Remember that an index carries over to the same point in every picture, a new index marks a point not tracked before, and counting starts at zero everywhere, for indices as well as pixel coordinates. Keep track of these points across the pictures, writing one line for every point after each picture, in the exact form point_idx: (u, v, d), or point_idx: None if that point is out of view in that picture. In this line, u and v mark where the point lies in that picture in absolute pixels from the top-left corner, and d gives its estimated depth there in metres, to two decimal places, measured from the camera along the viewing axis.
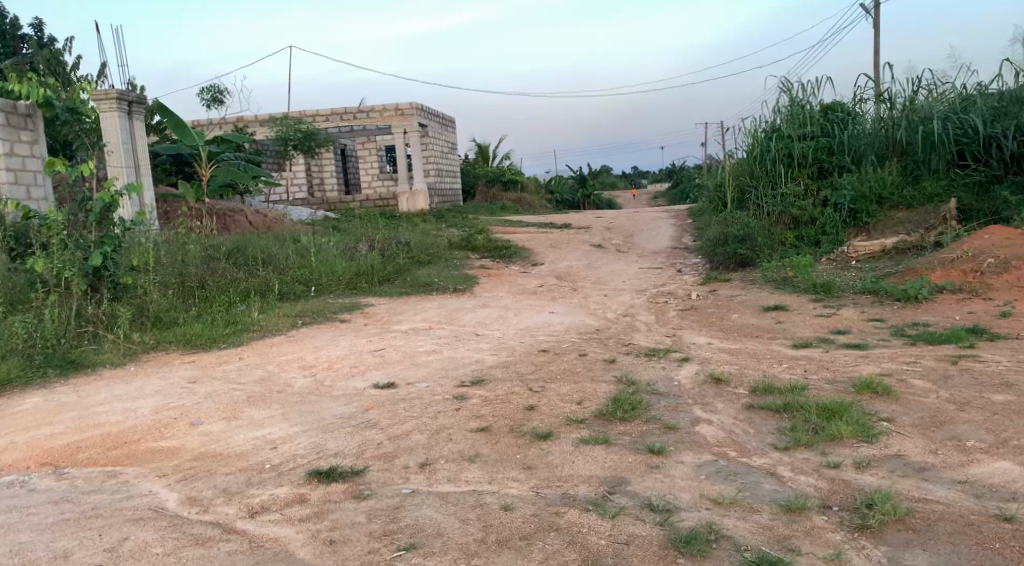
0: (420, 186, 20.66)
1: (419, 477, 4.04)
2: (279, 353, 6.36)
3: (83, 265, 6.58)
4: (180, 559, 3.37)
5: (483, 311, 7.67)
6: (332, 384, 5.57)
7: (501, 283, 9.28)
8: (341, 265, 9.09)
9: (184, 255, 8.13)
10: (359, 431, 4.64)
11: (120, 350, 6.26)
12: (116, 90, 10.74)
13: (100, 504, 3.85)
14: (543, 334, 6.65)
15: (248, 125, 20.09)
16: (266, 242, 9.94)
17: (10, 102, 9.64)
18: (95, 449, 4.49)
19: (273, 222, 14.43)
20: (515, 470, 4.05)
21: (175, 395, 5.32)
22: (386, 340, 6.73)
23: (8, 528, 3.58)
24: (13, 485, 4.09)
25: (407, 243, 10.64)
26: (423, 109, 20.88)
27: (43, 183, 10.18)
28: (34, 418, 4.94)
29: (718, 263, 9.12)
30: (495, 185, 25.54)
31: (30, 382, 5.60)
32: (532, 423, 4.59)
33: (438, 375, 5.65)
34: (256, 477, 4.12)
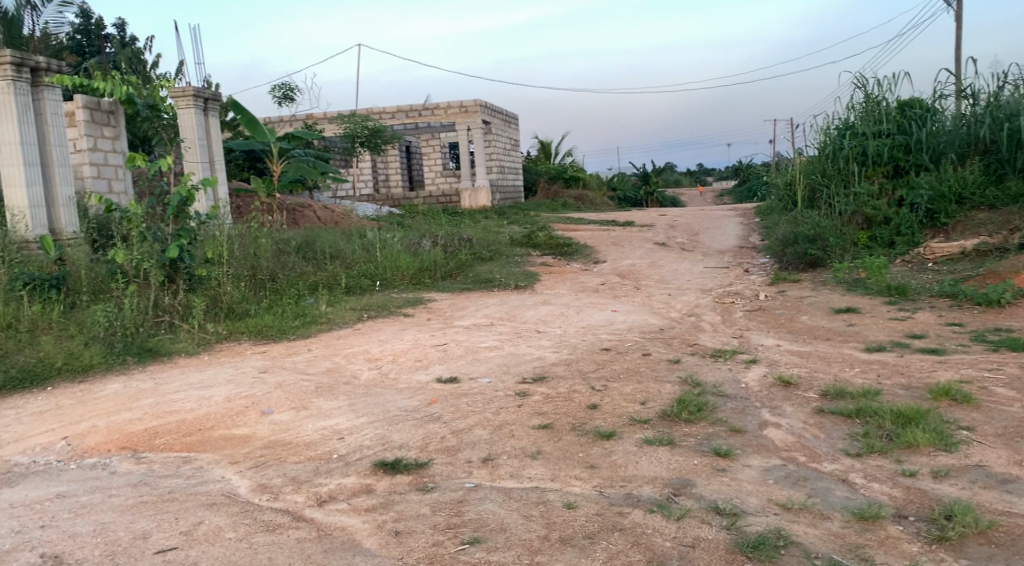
0: (482, 181, 20.81)
1: (483, 472, 4.08)
2: (346, 345, 6.48)
3: (161, 257, 6.82)
4: (253, 544, 3.44)
5: (545, 308, 7.70)
6: (397, 377, 5.66)
7: (564, 280, 9.28)
8: (405, 260, 9.18)
9: (256, 247, 8.25)
10: (423, 424, 4.71)
11: (194, 339, 6.46)
12: (193, 88, 11.07)
13: (175, 488, 3.97)
14: (605, 333, 6.63)
15: (317, 121, 20.45)
16: (334, 236, 10.13)
17: (94, 99, 9.99)
18: (171, 435, 4.64)
19: (340, 218, 14.68)
20: (578, 469, 4.05)
21: (247, 384, 5.46)
22: (448, 334, 6.80)
23: (91, 508, 3.70)
24: (96, 467, 4.25)
25: (470, 239, 10.75)
26: (487, 105, 20.98)
27: (124, 177, 10.58)
28: (114, 403, 5.13)
29: (787, 263, 8.98)
30: (557, 182, 25.60)
31: (111, 368, 5.80)
32: (595, 422, 4.59)
33: (500, 371, 5.70)
34: (324, 467, 4.21)
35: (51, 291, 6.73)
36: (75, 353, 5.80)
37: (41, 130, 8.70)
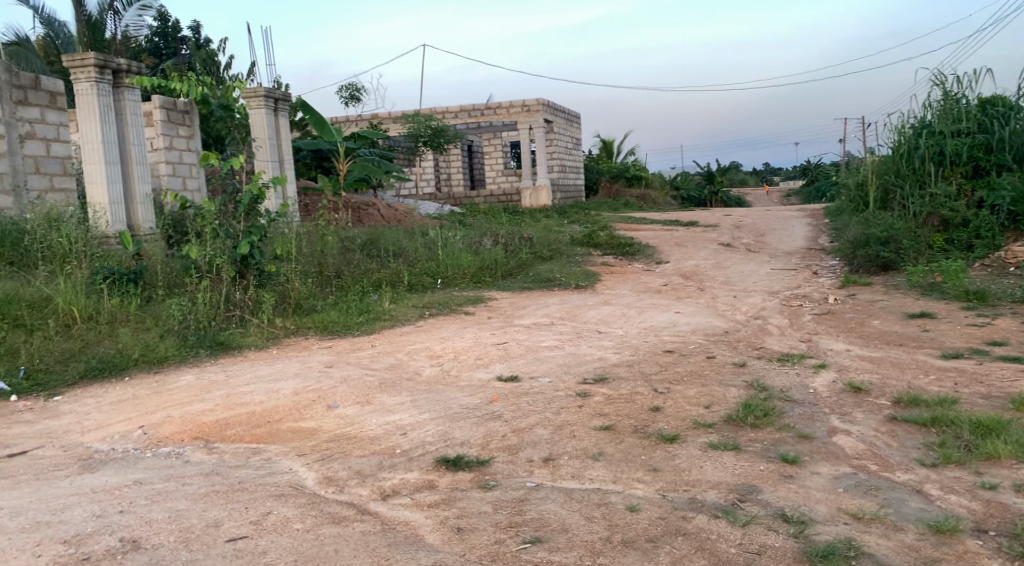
0: (544, 180, 20.84)
1: (544, 471, 4.10)
2: (408, 342, 6.56)
3: (232, 253, 7.00)
4: (320, 535, 3.50)
5: (607, 308, 7.69)
6: (458, 375, 5.71)
7: (626, 281, 9.24)
8: (466, 259, 9.25)
9: (323, 245, 8.60)
10: (484, 422, 4.74)
11: (264, 334, 6.62)
12: (264, 88, 11.35)
13: (245, 478, 4.07)
14: (668, 334, 6.59)
15: (382, 121, 20.70)
16: (396, 234, 10.29)
17: (171, 100, 10.29)
18: (240, 427, 4.76)
19: (403, 216, 14.85)
20: (641, 471, 4.04)
21: (314, 378, 5.58)
22: (509, 333, 6.83)
23: (166, 495, 3.82)
24: (170, 456, 4.38)
25: (531, 238, 10.79)
26: (550, 104, 20.99)
27: (197, 175, 10.88)
28: (187, 394, 5.28)
29: (857, 265, 8.81)
30: (618, 181, 25.52)
31: (185, 360, 5.98)
32: (658, 424, 4.57)
33: (561, 370, 5.71)
34: (387, 461, 4.27)
35: (129, 285, 6.88)
36: (151, 346, 5.98)
37: (121, 129, 8.99)
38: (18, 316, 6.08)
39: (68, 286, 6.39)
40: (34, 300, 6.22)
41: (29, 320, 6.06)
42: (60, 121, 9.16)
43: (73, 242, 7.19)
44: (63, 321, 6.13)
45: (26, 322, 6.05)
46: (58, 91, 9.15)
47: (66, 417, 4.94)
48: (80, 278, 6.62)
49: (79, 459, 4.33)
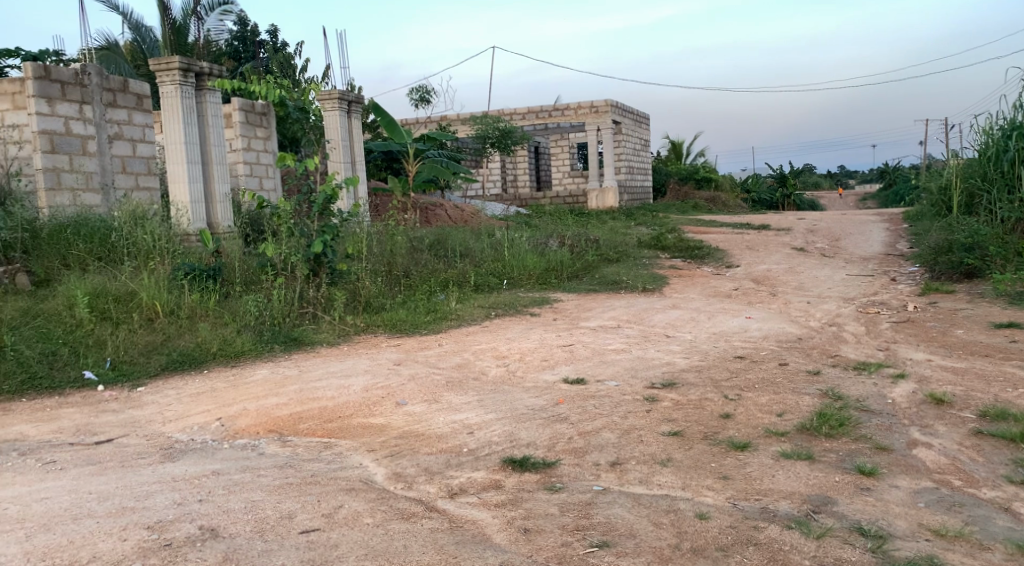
0: (610, 182, 20.75)
1: (611, 475, 4.08)
2: (474, 342, 6.60)
3: (306, 251, 7.17)
4: (389, 530, 3.54)
5: (675, 312, 7.60)
6: (524, 376, 5.72)
7: (694, 284, 9.13)
8: (532, 260, 9.26)
9: (393, 244, 8.73)
10: (550, 424, 4.74)
11: (335, 330, 6.75)
12: (338, 91, 11.57)
13: (318, 471, 4.15)
14: (738, 340, 6.49)
15: (451, 123, 20.89)
16: (464, 235, 10.36)
17: (249, 102, 10.58)
18: (313, 421, 4.85)
19: (469, 217, 14.98)
20: (710, 479, 3.99)
21: (383, 375, 5.65)
22: (575, 335, 6.82)
23: (242, 486, 3.91)
24: (246, 448, 4.49)
25: (597, 241, 10.76)
26: (618, 105, 20.88)
27: (273, 175, 11.18)
28: (263, 388, 5.41)
29: (939, 272, 8.53)
30: (687, 183, 25.28)
31: (260, 355, 6.13)
32: (728, 432, 4.51)
33: (628, 374, 5.66)
34: (455, 460, 4.31)
35: (209, 281, 7.07)
36: (228, 341, 6.15)
37: (202, 131, 9.28)
38: (105, 309, 6.31)
39: (152, 281, 6.60)
40: (120, 294, 6.44)
41: (115, 313, 6.28)
42: (146, 122, 9.48)
43: (157, 239, 7.42)
44: (146, 316, 6.34)
45: (112, 315, 6.27)
46: (144, 93, 9.45)
47: (149, 408, 5.10)
48: (163, 274, 6.84)
49: (161, 448, 4.47)
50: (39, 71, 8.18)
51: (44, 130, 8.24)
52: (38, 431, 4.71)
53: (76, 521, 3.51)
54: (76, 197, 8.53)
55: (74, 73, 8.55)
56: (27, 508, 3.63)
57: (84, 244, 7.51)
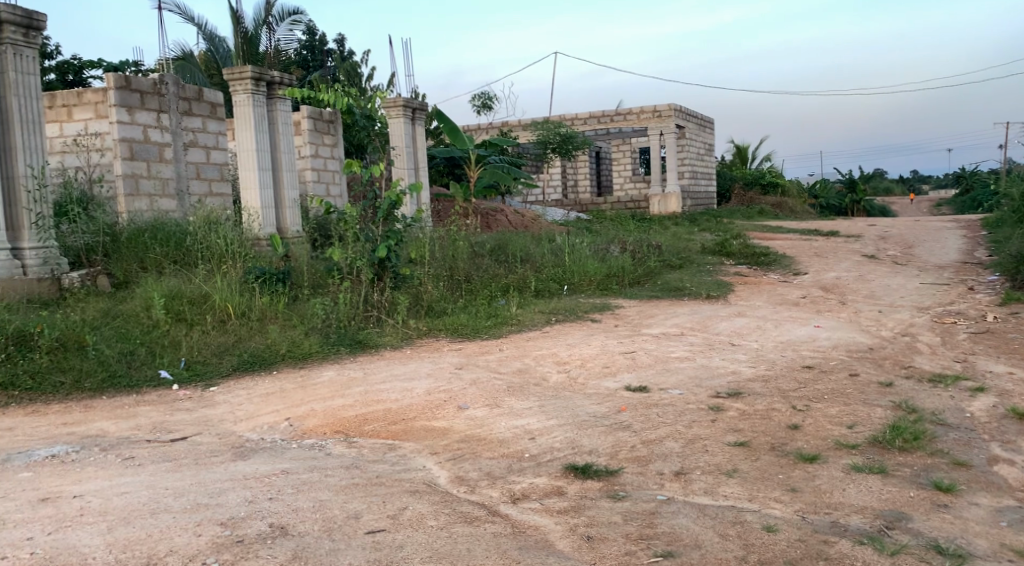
0: (673, 187, 20.61)
1: (675, 485, 4.03)
2: (535, 347, 6.60)
3: (371, 256, 7.27)
4: (453, 533, 3.55)
5: (740, 320, 7.49)
6: (585, 382, 5.70)
7: (760, 292, 8.99)
8: (593, 266, 9.22)
9: (455, 249, 8.81)
10: (612, 432, 4.71)
11: (398, 333, 6.82)
12: (403, 98, 11.71)
13: (383, 473, 4.20)
14: (806, 349, 6.37)
15: (512, 129, 20.95)
16: (525, 240, 10.38)
17: (317, 109, 10.80)
18: (377, 423, 4.91)
19: (530, 223, 15.00)
20: (778, 491, 3.92)
21: (445, 379, 5.69)
22: (637, 342, 6.77)
23: (310, 486, 3.98)
24: (314, 448, 4.56)
25: (659, 248, 10.68)
26: (681, 109, 20.70)
27: (339, 181, 11.40)
28: (329, 389, 5.50)
29: (1020, 282, 8.25)
30: (752, 189, 24.93)
31: (326, 357, 6.22)
32: (796, 443, 4.42)
33: (692, 383, 5.59)
34: (517, 465, 4.31)
35: (279, 284, 7.22)
36: (297, 342, 6.27)
37: (273, 139, 9.49)
38: (180, 311, 6.47)
39: (224, 284, 6.76)
40: (195, 297, 6.60)
41: (190, 315, 6.44)
42: (219, 130, 9.74)
43: (229, 243, 7.62)
44: (219, 317, 6.49)
45: (187, 317, 6.42)
46: (218, 102, 9.71)
47: (221, 407, 5.23)
48: (235, 277, 7.00)
49: (232, 446, 4.57)
50: (121, 82, 8.46)
51: (124, 137, 8.51)
52: (116, 428, 4.85)
53: (153, 515, 3.60)
54: (153, 203, 8.79)
55: (152, 82, 8.82)
56: (108, 502, 3.74)
57: (161, 248, 7.72)
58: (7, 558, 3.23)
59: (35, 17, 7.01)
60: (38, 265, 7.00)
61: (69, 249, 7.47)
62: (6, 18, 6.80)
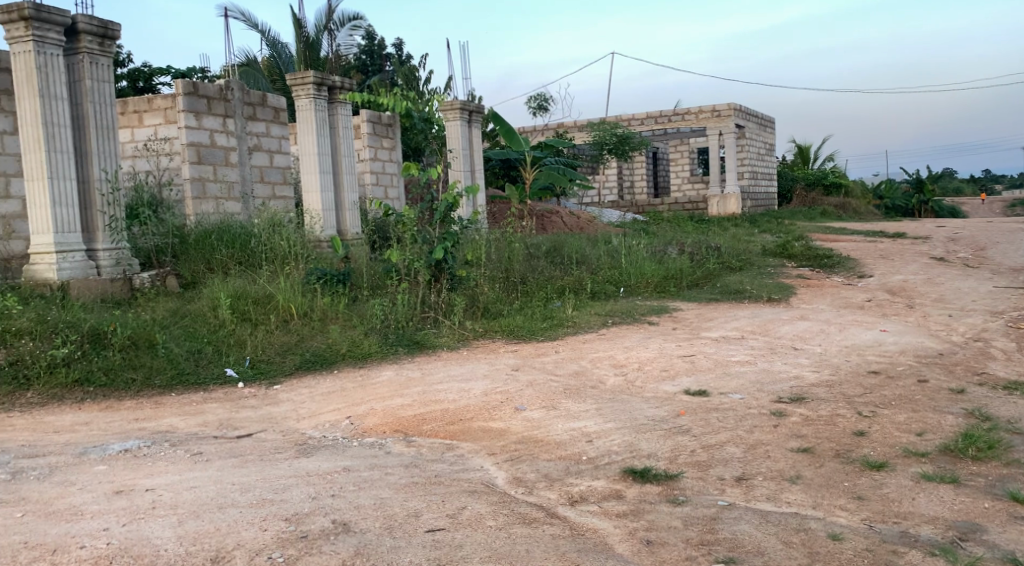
0: (732, 188, 20.35)
1: (736, 491, 3.97)
2: (592, 350, 6.57)
3: (428, 257, 7.32)
4: (512, 534, 3.55)
5: (802, 324, 7.35)
6: (643, 385, 5.66)
7: (823, 295, 8.81)
8: (651, 267, 9.15)
9: (511, 251, 8.82)
10: (671, 436, 4.67)
11: (455, 334, 6.86)
12: (460, 101, 11.77)
13: (441, 472, 4.21)
14: (872, 354, 6.22)
15: (568, 130, 20.90)
16: (581, 242, 10.34)
17: (376, 113, 10.93)
18: (435, 423, 4.94)
19: (586, 224, 14.95)
20: (844, 499, 3.83)
21: (502, 380, 5.70)
22: (697, 346, 6.69)
23: (371, 483, 4.01)
24: (373, 446, 4.61)
25: (718, 250, 10.55)
26: (741, 109, 20.42)
27: (397, 184, 11.52)
28: (388, 389, 5.55)
29: None
30: (815, 189, 24.46)
31: (384, 357, 6.28)
32: (863, 450, 4.31)
33: (753, 387, 5.51)
34: (575, 467, 4.29)
35: (339, 285, 7.32)
36: (357, 342, 6.35)
37: (334, 143, 9.62)
38: (245, 311, 6.60)
39: (287, 285, 6.88)
40: (259, 297, 6.73)
41: (254, 314, 6.57)
42: (282, 135, 9.93)
43: (292, 245, 7.75)
44: (282, 317, 6.60)
45: (251, 316, 6.54)
46: (281, 106, 9.89)
47: (284, 405, 5.31)
48: (297, 278, 7.13)
49: (295, 444, 4.64)
50: (188, 88, 8.66)
51: (192, 142, 8.72)
52: (185, 424, 4.97)
53: (221, 510, 3.68)
54: (219, 206, 9.00)
55: (219, 88, 9.00)
56: (178, 496, 3.82)
57: (226, 249, 7.89)
58: (85, 547, 3.31)
59: (110, 27, 7.22)
60: (111, 266, 7.20)
61: (140, 250, 7.69)
62: (82, 27, 7.03)
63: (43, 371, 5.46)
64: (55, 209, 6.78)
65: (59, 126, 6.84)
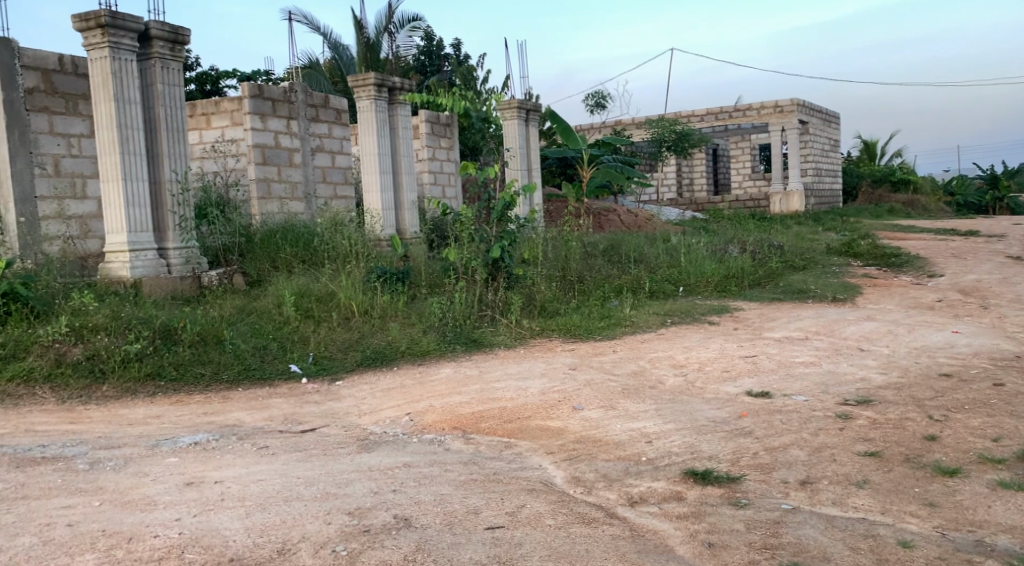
0: (796, 185, 20.00)
1: (801, 494, 3.89)
2: (650, 349, 6.51)
3: (485, 256, 7.35)
4: (571, 533, 3.53)
5: (869, 324, 7.18)
6: (704, 386, 5.58)
7: (891, 295, 8.58)
8: (711, 267, 9.02)
9: (568, 250, 8.80)
10: (733, 438, 4.59)
11: (512, 333, 6.85)
12: (518, 100, 11.77)
13: (500, 470, 4.21)
14: (944, 356, 6.04)
15: (626, 128, 20.77)
16: (639, 240, 10.26)
17: (434, 113, 11.00)
18: (493, 420, 4.94)
19: (644, 222, 14.82)
20: (914, 505, 3.72)
21: (559, 379, 5.67)
22: (759, 346, 6.58)
23: (432, 480, 4.03)
24: (433, 442, 4.63)
25: (781, 248, 10.37)
26: (805, 104, 20.06)
27: (454, 183, 11.58)
28: (446, 386, 5.57)
29: None
30: (882, 186, 23.90)
31: (443, 354, 6.31)
32: (934, 455, 4.19)
33: (817, 390, 5.39)
34: (634, 468, 4.25)
35: (399, 284, 7.39)
36: (416, 340, 6.40)
37: (393, 143, 9.71)
38: (309, 308, 6.72)
39: (349, 283, 6.96)
40: (322, 295, 6.84)
41: (317, 312, 6.67)
42: (344, 136, 10.07)
43: (354, 244, 7.85)
44: (344, 314, 6.69)
45: (315, 314, 6.65)
46: (343, 107, 10.03)
47: (346, 401, 5.38)
48: (358, 276, 7.21)
49: (357, 439, 4.69)
50: (254, 90, 8.83)
51: (258, 144, 8.90)
52: (251, 418, 5.06)
53: (287, 502, 3.73)
54: (284, 206, 9.17)
55: (283, 91, 9.17)
56: (245, 488, 3.89)
57: (291, 248, 8.04)
58: (159, 536, 3.39)
59: (180, 32, 7.39)
60: (182, 264, 7.37)
61: (209, 249, 7.87)
62: (155, 33, 7.21)
63: (118, 365, 5.60)
64: (128, 210, 6.97)
65: (132, 128, 7.03)
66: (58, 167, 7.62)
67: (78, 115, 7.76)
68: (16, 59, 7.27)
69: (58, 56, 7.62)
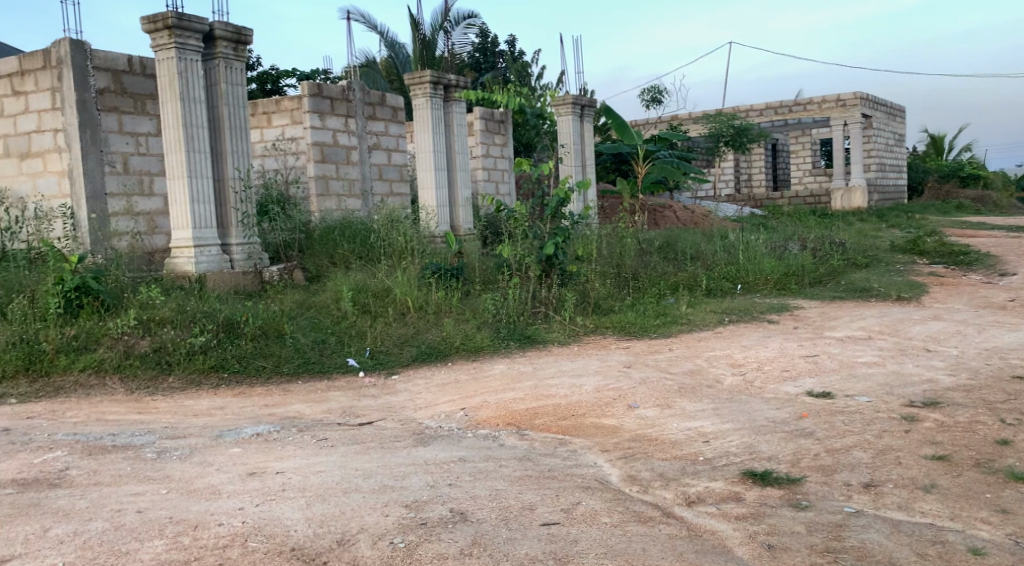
0: (858, 180, 19.58)
1: (864, 497, 3.79)
2: (708, 348, 6.41)
3: (539, 253, 7.33)
4: (628, 532, 3.49)
5: (935, 324, 6.98)
6: (763, 386, 5.48)
7: (958, 293, 8.34)
8: (770, 264, 8.86)
9: (622, 246, 8.73)
10: (793, 438, 4.49)
11: (566, 330, 6.81)
12: (572, 96, 11.71)
13: (554, 467, 4.19)
14: (1015, 357, 5.84)
15: (682, 123, 20.56)
16: (696, 237, 10.13)
17: (489, 110, 11.02)
18: (548, 417, 4.92)
19: (700, 219, 14.63)
20: (985, 511, 3.59)
21: (615, 377, 5.62)
22: (820, 345, 6.44)
23: (487, 475, 4.03)
24: (487, 438, 4.63)
25: (842, 245, 10.16)
26: (868, 98, 19.61)
27: (508, 180, 11.59)
28: (500, 382, 5.56)
29: None
30: (949, 181, 23.29)
31: (497, 350, 6.31)
32: (1006, 460, 4.04)
33: (882, 391, 5.25)
34: (691, 467, 4.19)
35: (453, 280, 7.39)
36: (470, 336, 6.41)
37: (448, 140, 9.75)
38: (366, 304, 6.79)
39: (405, 279, 7.01)
40: (379, 291, 6.91)
41: (374, 308, 6.74)
42: (400, 133, 10.13)
43: (409, 240, 7.89)
44: (399, 310, 6.74)
45: (371, 309, 6.71)
46: (399, 106, 10.11)
47: (403, 395, 5.42)
48: (413, 272, 7.25)
49: (413, 433, 4.71)
50: (314, 89, 8.94)
51: (316, 142, 9.02)
52: (311, 410, 5.12)
53: (345, 494, 3.77)
54: (341, 202, 9.27)
55: (342, 89, 9.27)
56: (305, 479, 3.94)
57: (347, 245, 8.13)
58: (222, 525, 3.45)
59: (244, 33, 7.52)
60: (244, 259, 7.51)
61: (269, 245, 8.00)
62: (219, 34, 7.33)
63: (183, 357, 5.73)
64: (193, 206, 7.11)
65: (197, 127, 7.16)
66: (127, 165, 7.81)
67: (146, 114, 7.94)
68: (87, 61, 7.47)
69: (128, 57, 7.80)
